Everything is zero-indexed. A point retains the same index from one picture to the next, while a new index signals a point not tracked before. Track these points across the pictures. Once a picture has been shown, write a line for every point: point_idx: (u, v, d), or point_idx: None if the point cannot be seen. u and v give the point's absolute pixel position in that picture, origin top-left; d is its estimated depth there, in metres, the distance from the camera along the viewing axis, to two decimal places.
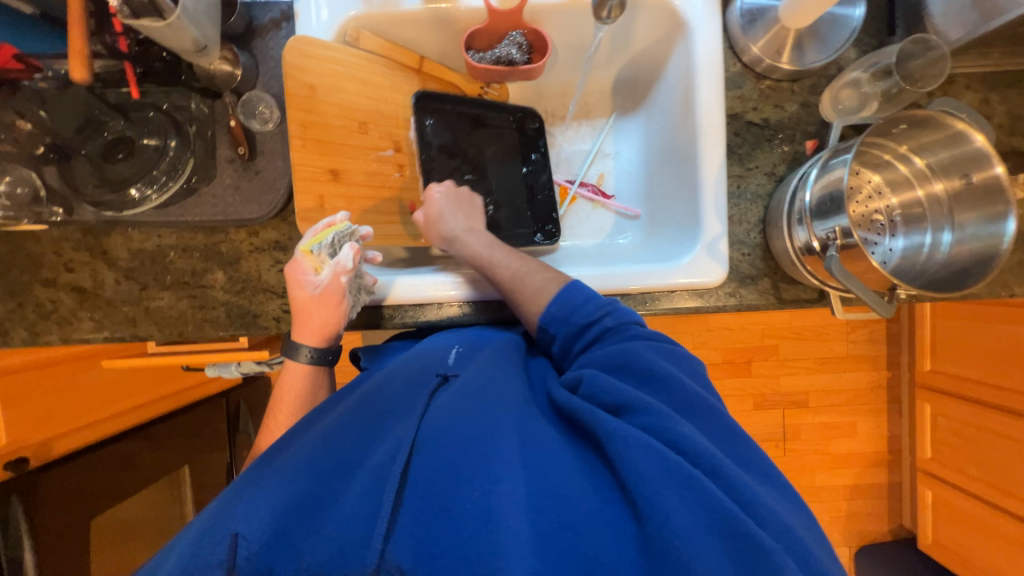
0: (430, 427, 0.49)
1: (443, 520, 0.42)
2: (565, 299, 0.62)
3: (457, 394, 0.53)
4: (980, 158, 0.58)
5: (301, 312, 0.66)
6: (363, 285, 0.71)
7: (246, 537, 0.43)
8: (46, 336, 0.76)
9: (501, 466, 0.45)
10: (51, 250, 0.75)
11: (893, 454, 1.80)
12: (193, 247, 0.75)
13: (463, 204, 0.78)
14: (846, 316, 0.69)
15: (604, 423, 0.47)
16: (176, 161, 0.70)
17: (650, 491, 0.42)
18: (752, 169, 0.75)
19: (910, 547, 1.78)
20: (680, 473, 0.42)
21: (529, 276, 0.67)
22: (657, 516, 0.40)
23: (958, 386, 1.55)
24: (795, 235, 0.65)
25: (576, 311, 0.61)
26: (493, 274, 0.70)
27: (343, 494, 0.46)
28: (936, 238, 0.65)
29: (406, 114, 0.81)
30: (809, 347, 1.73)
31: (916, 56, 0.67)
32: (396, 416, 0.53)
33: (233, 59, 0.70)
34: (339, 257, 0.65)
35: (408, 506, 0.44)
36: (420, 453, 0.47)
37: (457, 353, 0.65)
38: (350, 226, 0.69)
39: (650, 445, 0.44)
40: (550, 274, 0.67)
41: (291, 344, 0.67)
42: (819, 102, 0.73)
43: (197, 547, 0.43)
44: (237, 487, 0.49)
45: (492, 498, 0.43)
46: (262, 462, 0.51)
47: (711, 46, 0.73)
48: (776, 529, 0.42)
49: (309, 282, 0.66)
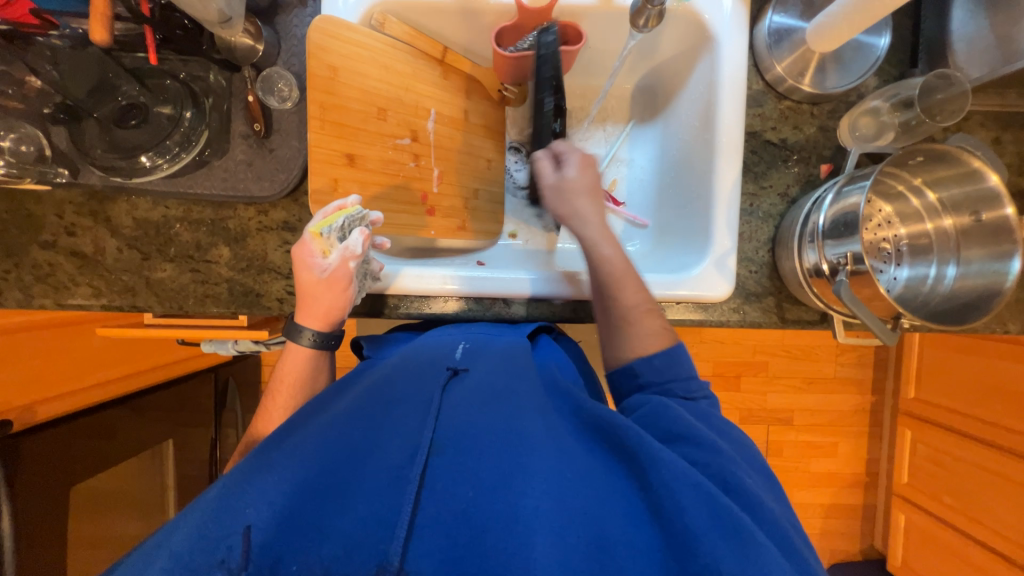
0: (450, 430, 0.51)
1: (473, 531, 0.44)
2: (672, 361, 0.61)
3: (473, 397, 0.55)
4: (991, 196, 0.60)
5: (304, 294, 0.65)
6: (369, 270, 0.71)
7: (260, 526, 0.43)
8: (41, 299, 0.74)
9: (530, 481, 0.47)
10: (53, 213, 0.73)
11: (871, 476, 1.84)
12: (200, 220, 0.74)
13: (597, 183, 0.71)
14: (847, 340, 0.69)
15: (639, 452, 0.49)
16: (190, 133, 0.69)
17: (686, 522, 0.44)
18: (766, 188, 0.75)
19: (879, 568, 1.82)
20: (721, 510, 0.45)
21: (646, 318, 0.63)
22: (698, 551, 0.43)
23: (940, 415, 1.58)
24: (804, 256, 0.66)
25: (676, 381, 0.60)
26: (609, 293, 0.65)
27: (357, 487, 0.47)
28: (941, 271, 0.66)
29: (425, 104, 0.80)
30: (799, 366, 1.75)
31: (938, 90, 0.67)
32: (407, 409, 0.55)
33: (255, 33, 0.69)
34: (349, 241, 0.63)
35: (428, 509, 0.45)
36: (439, 454, 0.49)
37: (464, 349, 0.66)
38: (362, 210, 0.67)
39: (696, 481, 0.47)
40: (661, 325, 0.64)
41: (293, 327, 0.66)
42: (837, 127, 0.74)
43: (205, 529, 0.43)
44: (244, 469, 0.49)
45: (521, 513, 0.45)
46: (269, 444, 0.52)
47: (736, 64, 0.73)
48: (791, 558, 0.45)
49: (317, 265, 0.64)
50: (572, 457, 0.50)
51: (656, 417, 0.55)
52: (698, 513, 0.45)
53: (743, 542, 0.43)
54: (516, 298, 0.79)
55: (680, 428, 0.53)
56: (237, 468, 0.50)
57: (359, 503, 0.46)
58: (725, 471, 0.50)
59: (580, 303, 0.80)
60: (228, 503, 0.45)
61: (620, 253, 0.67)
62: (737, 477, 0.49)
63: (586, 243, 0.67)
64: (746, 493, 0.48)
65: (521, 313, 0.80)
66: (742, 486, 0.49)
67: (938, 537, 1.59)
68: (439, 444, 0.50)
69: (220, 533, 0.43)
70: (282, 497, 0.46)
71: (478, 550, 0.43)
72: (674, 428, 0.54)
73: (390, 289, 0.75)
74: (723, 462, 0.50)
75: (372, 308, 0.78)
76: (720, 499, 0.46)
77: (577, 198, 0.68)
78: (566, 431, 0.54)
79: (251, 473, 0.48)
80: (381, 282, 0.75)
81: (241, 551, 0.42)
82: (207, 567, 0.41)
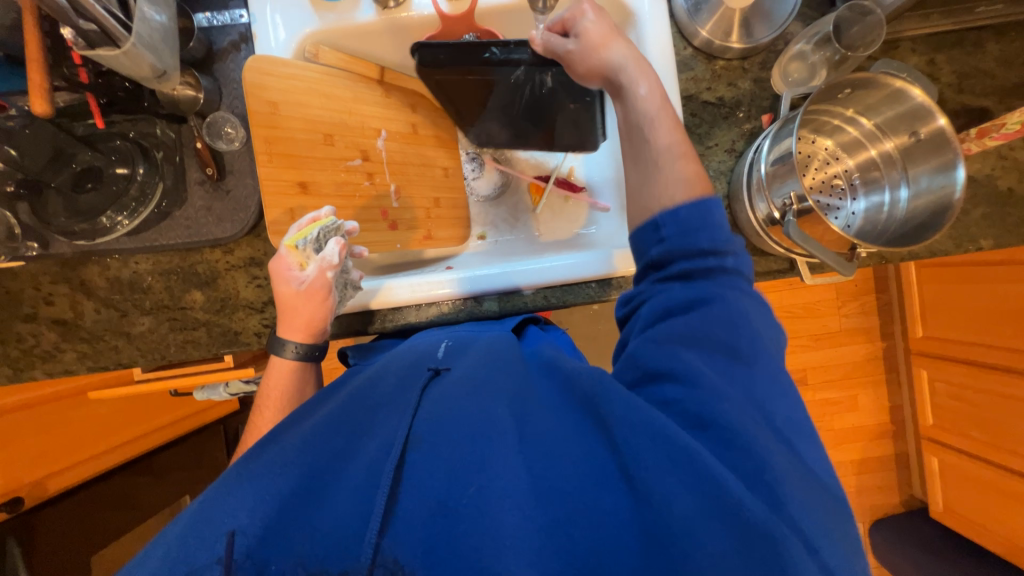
0: (426, 424, 0.51)
1: (446, 518, 0.45)
2: (699, 212, 0.54)
3: (449, 390, 0.55)
4: (924, 113, 0.60)
5: (285, 307, 0.66)
6: (349, 280, 0.72)
7: (243, 532, 0.45)
8: (31, 370, 0.76)
9: (499, 463, 0.47)
10: (30, 286, 0.76)
11: (896, 424, 1.80)
12: (170, 270, 0.77)
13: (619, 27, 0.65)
14: (815, 281, 0.70)
15: (607, 412, 0.48)
16: (145, 187, 0.72)
17: (651, 478, 0.44)
18: (712, 147, 0.76)
19: (922, 516, 1.77)
20: (683, 458, 0.44)
21: (677, 157, 0.57)
22: (660, 503, 0.43)
23: (952, 349, 1.55)
24: (756, 207, 0.67)
25: (704, 231, 0.53)
26: (642, 133, 0.61)
27: (336, 491, 0.48)
28: (894, 196, 0.66)
29: (371, 124, 0.82)
30: (803, 325, 1.73)
31: (853, 23, 0.69)
32: (385, 414, 0.55)
33: (195, 83, 0.71)
34: (325, 252, 0.65)
35: (404, 501, 0.46)
36: (415, 450, 0.49)
37: (446, 348, 0.67)
38: (336, 221, 0.69)
39: (659, 431, 0.45)
40: (696, 168, 0.57)
41: (277, 341, 0.67)
42: (770, 77, 0.75)
43: (188, 543, 0.44)
44: (222, 484, 0.49)
45: (489, 495, 0.45)
46: (247, 456, 0.52)
47: (659, 31, 0.75)
48: (771, 497, 0.43)
49: (294, 277, 0.65)
50: (544, 433, 0.50)
51: (640, 356, 0.52)
52: (660, 465, 0.44)
53: (707, 489, 0.42)
54: (487, 295, 0.79)
55: (658, 367, 0.50)
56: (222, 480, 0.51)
57: (337, 505, 0.47)
58: (706, 409, 0.46)
59: (550, 290, 0.80)
60: (209, 514, 0.46)
61: (656, 91, 0.61)
62: (717, 413, 0.46)
63: (625, 84, 0.62)
64: (726, 432, 0.45)
65: (494, 309, 0.80)
66: (721, 421, 0.45)
67: (973, 474, 1.55)
68: (414, 439, 0.50)
69: (204, 543, 0.44)
70: (259, 504, 0.47)
71: (450, 537, 0.44)
72: (656, 365, 0.50)
73: (364, 304, 0.76)
74: (703, 396, 0.46)
75: (347, 326, 0.79)
76: (683, 442, 0.45)
77: (601, 49, 0.64)
78: (542, 409, 0.53)
79: (230, 486, 0.49)
80: (359, 296, 0.76)
81: (224, 559, 0.43)
82: (202, 568, 0.43)
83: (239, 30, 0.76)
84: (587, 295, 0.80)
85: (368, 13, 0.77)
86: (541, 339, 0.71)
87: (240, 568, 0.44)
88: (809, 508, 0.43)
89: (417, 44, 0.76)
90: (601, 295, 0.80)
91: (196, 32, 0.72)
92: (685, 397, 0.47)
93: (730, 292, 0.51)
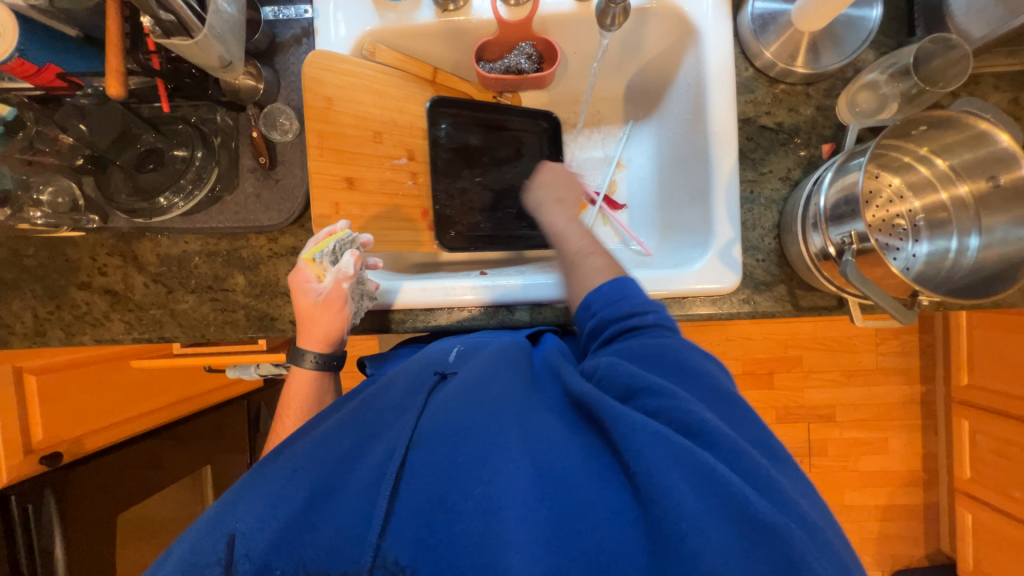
0: (430, 424, 0.52)
1: (451, 514, 0.45)
2: (618, 287, 0.63)
3: (456, 391, 0.56)
4: (1006, 158, 0.57)
5: (304, 319, 0.68)
6: (365, 291, 0.73)
7: (245, 534, 0.47)
8: (81, 336, 0.80)
9: (503, 459, 0.47)
10: (87, 256, 0.80)
11: (928, 473, 1.70)
12: (216, 252, 0.79)
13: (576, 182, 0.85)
14: (865, 324, 0.66)
15: (608, 407, 0.49)
16: (202, 171, 0.74)
17: (656, 476, 0.43)
18: (765, 174, 0.74)
19: (949, 575, 1.67)
20: (683, 456, 0.44)
21: (589, 258, 0.71)
22: (664, 502, 0.42)
23: (996, 401, 1.46)
24: (810, 241, 0.64)
25: (623, 300, 0.62)
26: (559, 245, 0.76)
27: (346, 493, 0.50)
28: (963, 243, 0.62)
29: (420, 124, 0.83)
30: (836, 359, 1.66)
31: (936, 56, 0.65)
32: (396, 418, 0.56)
33: (256, 73, 0.74)
34: (340, 265, 0.66)
35: (405, 500, 0.47)
36: (419, 447, 0.50)
37: (458, 351, 0.68)
38: (351, 234, 0.71)
39: (656, 431, 0.46)
40: (608, 260, 0.70)
41: (296, 352, 0.69)
42: (836, 105, 0.72)
43: (198, 544, 0.47)
44: (239, 487, 0.53)
45: (494, 492, 0.45)
46: (261, 464, 0.55)
47: (722, 50, 0.72)
48: (788, 508, 0.44)
49: (312, 290, 0.67)
50: (546, 431, 0.51)
51: (612, 373, 0.54)
52: (664, 467, 0.44)
53: (708, 483, 0.43)
54: (520, 304, 0.79)
55: (634, 381, 0.52)
56: (238, 484, 0.54)
57: (344, 504, 0.49)
58: (690, 416, 0.48)
59: None
60: (219, 516, 0.49)
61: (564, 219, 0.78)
62: (700, 419, 0.47)
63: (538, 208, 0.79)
64: (712, 437, 0.46)
65: (525, 319, 0.80)
66: (705, 428, 0.47)
67: (1007, 534, 1.46)
68: (418, 438, 0.52)
69: (216, 538, 0.47)
70: (268, 510, 0.48)
71: (450, 535, 0.44)
72: (633, 382, 0.52)
73: (392, 303, 0.77)
74: (679, 404, 0.49)
75: (373, 323, 0.79)
76: (685, 445, 0.45)
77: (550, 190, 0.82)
78: (540, 407, 0.54)
79: (245, 491, 0.51)
80: (380, 300, 0.77)
81: (226, 560, 0.46)
82: (206, 566, 0.45)
83: (302, 25, 0.78)
84: None
85: (427, 14, 0.77)
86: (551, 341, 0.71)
87: (240, 568, 0.45)
88: (798, 503, 0.44)
89: (438, 95, 0.85)
90: None
91: (262, 25, 0.73)
92: (660, 408, 0.49)
93: (670, 338, 0.56)
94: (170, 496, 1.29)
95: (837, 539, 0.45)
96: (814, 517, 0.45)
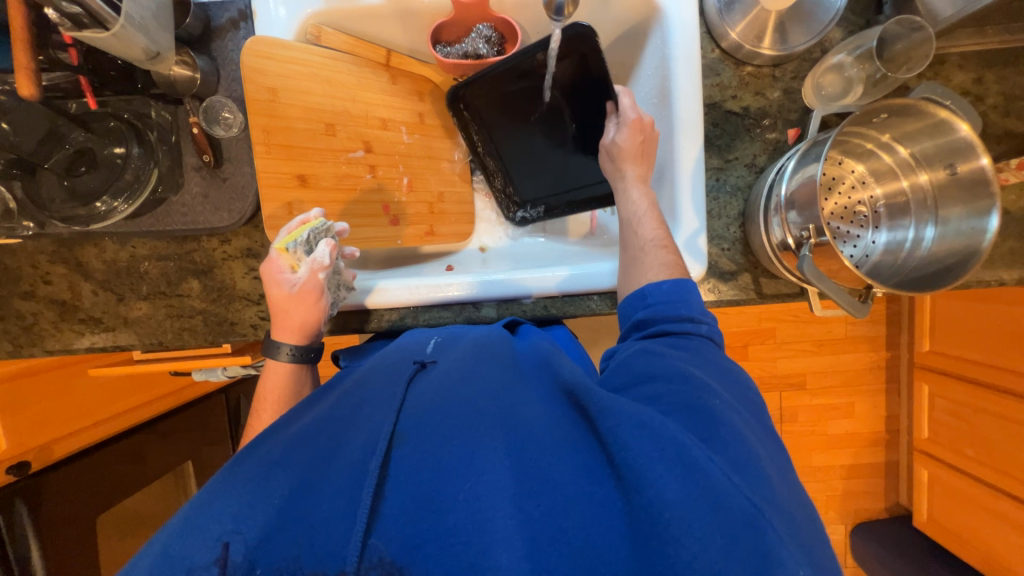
0: (413, 420, 0.49)
1: (434, 514, 0.42)
2: (683, 289, 0.59)
3: (438, 385, 0.54)
4: (965, 147, 0.57)
5: (278, 310, 0.65)
6: (341, 281, 0.71)
7: (233, 542, 0.43)
8: (31, 348, 0.77)
9: (489, 455, 0.45)
10: (28, 264, 0.75)
11: (890, 434, 1.80)
12: (167, 256, 0.76)
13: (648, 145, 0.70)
14: (824, 311, 0.66)
15: (594, 400, 0.47)
16: (140, 172, 0.69)
17: (642, 468, 0.41)
18: (731, 161, 0.72)
19: (905, 525, 1.79)
20: (671, 448, 0.42)
21: (659, 252, 0.63)
22: (646, 490, 0.40)
23: (954, 365, 1.53)
24: (770, 230, 0.64)
25: (684, 302, 0.57)
26: (630, 227, 0.67)
27: (324, 488, 0.45)
28: (919, 234, 0.63)
29: (375, 113, 0.79)
30: (808, 330, 1.70)
31: (900, 39, 0.64)
32: (372, 410, 0.53)
33: (191, 62, 0.68)
34: (316, 253, 0.63)
35: (390, 499, 0.43)
36: (402, 444, 0.47)
37: (436, 343, 0.66)
38: (325, 221, 0.68)
39: (644, 422, 0.44)
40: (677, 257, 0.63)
41: (271, 343, 0.66)
42: (802, 87, 0.71)
43: (175, 551, 0.42)
44: (209, 488, 0.48)
45: (478, 488, 0.43)
46: (235, 460, 0.51)
47: (688, 32, 0.69)
48: (775, 502, 0.41)
49: (286, 280, 0.64)
50: (530, 424, 0.47)
51: (632, 363, 0.52)
52: (649, 455, 0.41)
53: (694, 475, 0.40)
54: (487, 300, 0.77)
55: (645, 370, 0.50)
56: (210, 483, 0.49)
57: (322, 502, 0.44)
58: (693, 402, 0.46)
59: (552, 300, 0.78)
60: (193, 521, 0.44)
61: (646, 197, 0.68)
62: (706, 408, 0.45)
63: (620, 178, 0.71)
64: (712, 424, 0.44)
65: (492, 315, 0.79)
66: (708, 412, 0.45)
67: (958, 487, 1.56)
68: (401, 435, 0.48)
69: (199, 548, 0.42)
70: (245, 509, 0.44)
71: (436, 533, 0.41)
72: (648, 369, 0.50)
73: (365, 301, 0.75)
74: (686, 390, 0.47)
75: (344, 324, 0.78)
76: (671, 434, 0.43)
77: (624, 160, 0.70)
78: (531, 402, 0.51)
79: (217, 491, 0.47)
80: (352, 296, 0.75)
81: (221, 560, 0.42)
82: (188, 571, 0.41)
83: (238, 7, 0.72)
84: (588, 307, 0.79)
85: None
86: (535, 333, 0.70)
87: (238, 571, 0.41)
88: (786, 499, 0.42)
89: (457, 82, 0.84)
90: (605, 308, 0.78)
91: (192, 7, 0.68)
92: (666, 392, 0.47)
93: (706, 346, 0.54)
94: (152, 491, 1.29)
95: (814, 528, 0.43)
96: (802, 517, 0.43)
